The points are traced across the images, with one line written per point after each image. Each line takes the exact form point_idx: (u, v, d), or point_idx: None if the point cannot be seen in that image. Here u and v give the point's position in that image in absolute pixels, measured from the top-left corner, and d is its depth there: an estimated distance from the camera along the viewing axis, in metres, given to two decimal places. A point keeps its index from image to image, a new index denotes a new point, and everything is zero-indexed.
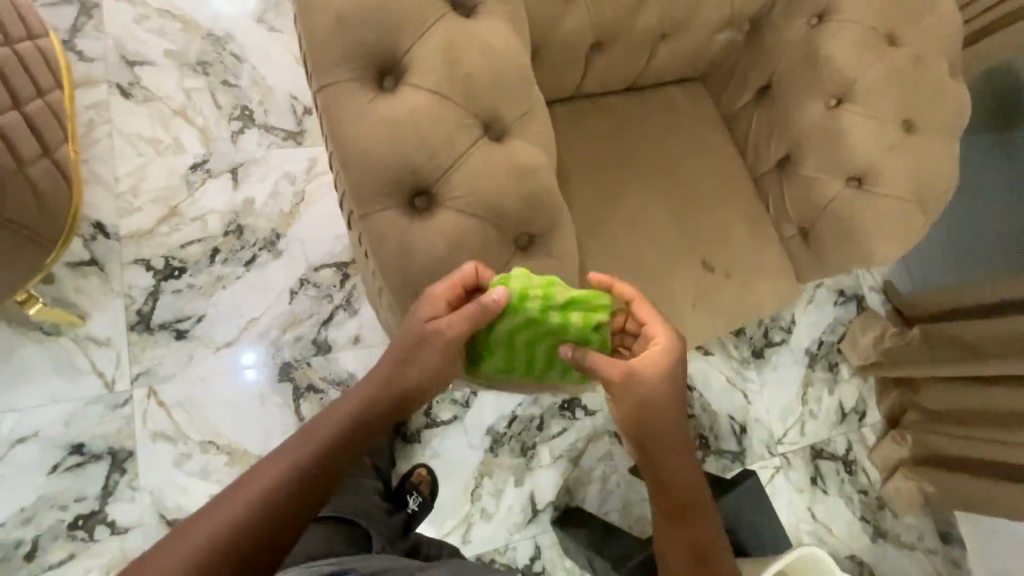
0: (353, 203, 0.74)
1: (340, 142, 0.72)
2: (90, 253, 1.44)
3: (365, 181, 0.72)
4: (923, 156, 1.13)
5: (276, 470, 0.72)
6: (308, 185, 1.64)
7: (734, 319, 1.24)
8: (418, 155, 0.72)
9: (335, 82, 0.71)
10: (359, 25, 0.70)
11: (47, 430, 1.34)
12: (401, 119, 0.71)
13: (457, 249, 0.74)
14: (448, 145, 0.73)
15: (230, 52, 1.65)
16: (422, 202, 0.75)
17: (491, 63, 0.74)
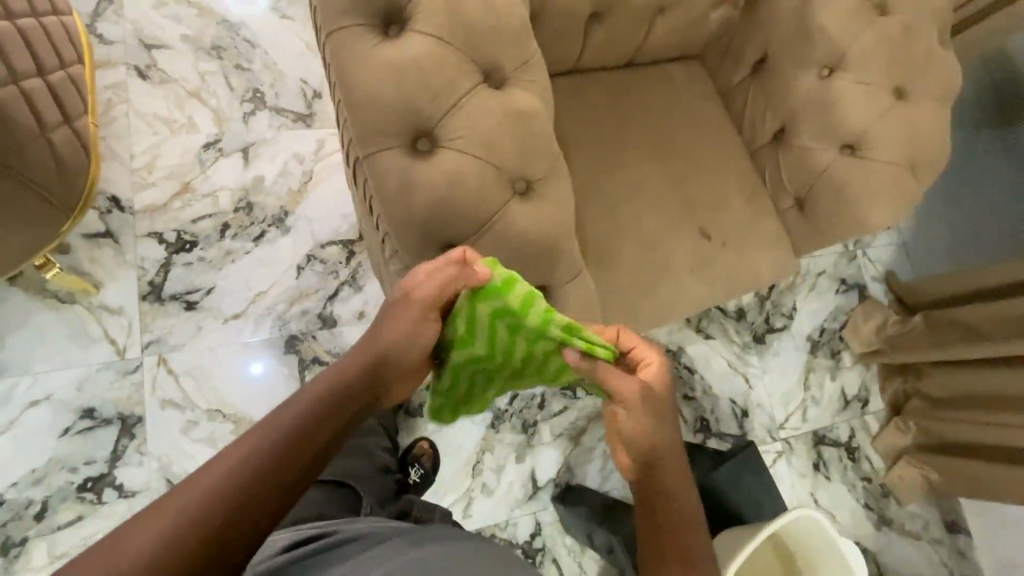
0: (358, 144, 0.77)
1: (347, 85, 0.76)
2: (105, 225, 1.49)
3: (370, 122, 0.76)
4: (913, 124, 1.16)
5: (247, 449, 0.65)
6: (316, 165, 1.68)
7: (731, 286, 1.26)
8: (421, 97, 0.76)
9: (342, 27, 0.75)
10: None
11: (60, 394, 1.37)
12: (405, 62, 0.74)
13: (457, 188, 0.77)
14: (450, 88, 0.76)
15: (244, 38, 1.71)
16: (424, 145, 0.78)
17: (490, 12, 0.78)
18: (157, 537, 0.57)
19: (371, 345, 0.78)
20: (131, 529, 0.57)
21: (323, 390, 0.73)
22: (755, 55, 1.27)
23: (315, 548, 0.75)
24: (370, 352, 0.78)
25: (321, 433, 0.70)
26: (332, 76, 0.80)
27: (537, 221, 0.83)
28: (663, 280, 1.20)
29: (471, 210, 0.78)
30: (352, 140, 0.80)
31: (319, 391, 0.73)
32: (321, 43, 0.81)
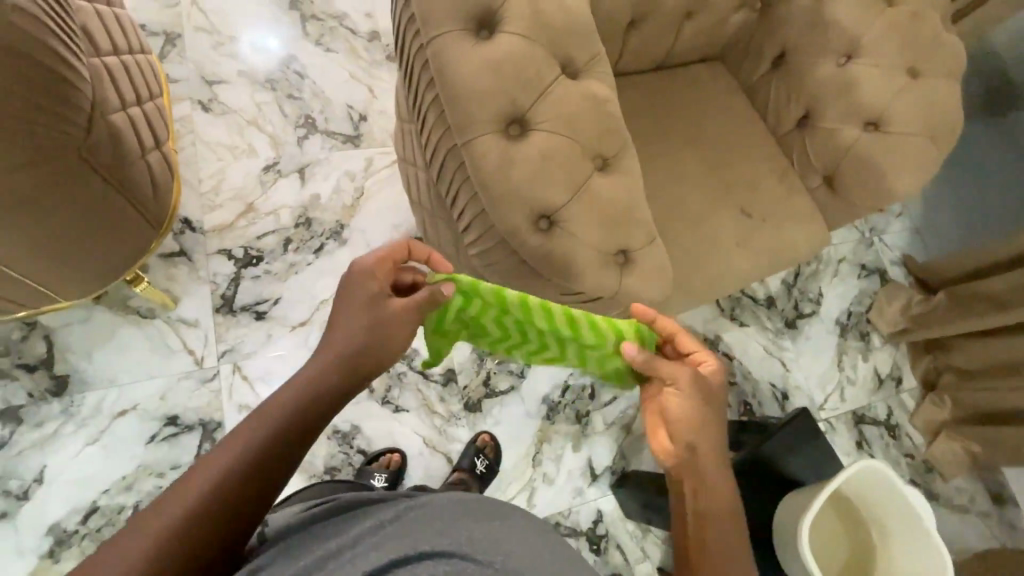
0: (457, 131, 0.88)
1: (448, 80, 0.86)
2: (179, 245, 1.60)
3: (471, 111, 0.86)
4: (927, 99, 1.28)
5: (232, 452, 0.72)
6: (367, 181, 1.80)
7: (774, 259, 1.35)
8: (513, 89, 0.87)
9: (441, 31, 0.87)
10: None
11: (145, 404, 1.45)
12: (499, 59, 0.86)
13: (547, 165, 0.88)
14: (536, 81, 0.88)
15: (294, 71, 1.85)
16: (513, 130, 0.89)
17: (565, 14, 0.90)
18: (142, 551, 0.63)
19: (346, 343, 0.84)
20: (130, 533, 0.65)
21: (303, 389, 0.80)
22: (775, 51, 1.39)
23: (320, 509, 0.76)
24: (346, 347, 0.84)
25: (303, 428, 0.78)
26: (428, 76, 0.91)
27: (616, 192, 0.93)
28: (711, 254, 1.29)
29: (561, 184, 0.89)
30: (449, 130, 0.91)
31: (299, 389, 0.80)
32: (416, 50, 0.92)
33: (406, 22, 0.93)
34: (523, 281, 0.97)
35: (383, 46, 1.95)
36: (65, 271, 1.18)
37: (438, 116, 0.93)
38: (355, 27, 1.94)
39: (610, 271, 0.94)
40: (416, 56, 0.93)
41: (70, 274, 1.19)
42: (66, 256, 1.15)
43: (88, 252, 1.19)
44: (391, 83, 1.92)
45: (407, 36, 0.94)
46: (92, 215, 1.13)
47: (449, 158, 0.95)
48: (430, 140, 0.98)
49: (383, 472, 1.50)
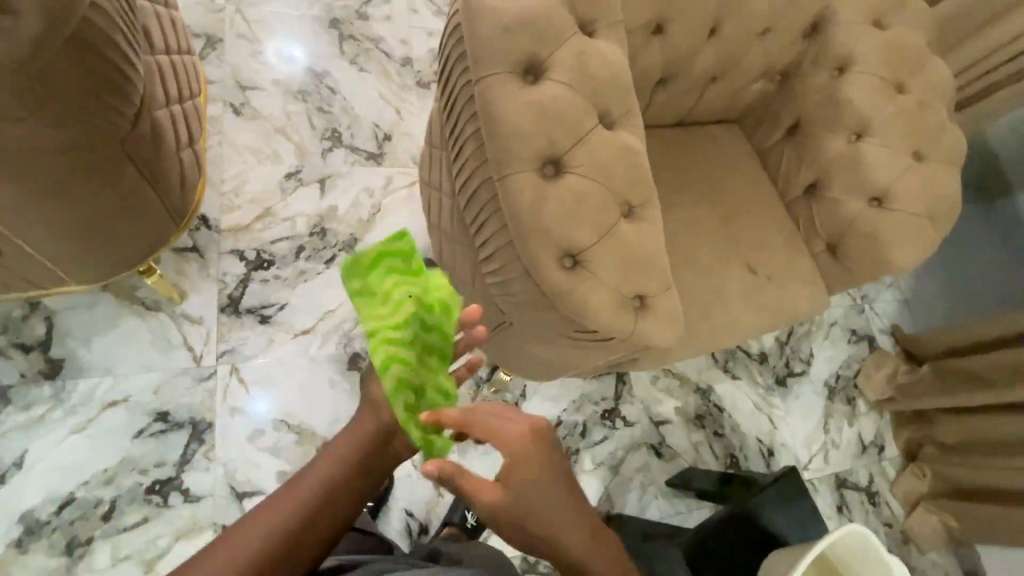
0: (496, 165, 0.92)
1: (493, 118, 0.91)
2: (193, 241, 1.61)
3: (512, 148, 0.90)
4: (927, 183, 1.36)
5: (278, 517, 0.72)
6: (384, 199, 1.82)
7: (775, 317, 1.39)
8: (554, 132, 0.92)
9: (490, 70, 0.91)
10: (516, 32, 0.91)
11: (137, 396, 1.43)
12: (544, 105, 0.91)
13: (578, 207, 0.92)
14: (574, 128, 0.93)
15: (327, 85, 1.90)
16: (550, 170, 0.93)
17: (607, 69, 0.96)
18: None
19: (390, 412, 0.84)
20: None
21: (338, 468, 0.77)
22: (790, 121, 1.47)
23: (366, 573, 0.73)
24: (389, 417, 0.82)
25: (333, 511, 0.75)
26: (473, 110, 0.96)
27: (637, 237, 0.97)
28: (717, 307, 1.34)
29: (589, 225, 0.93)
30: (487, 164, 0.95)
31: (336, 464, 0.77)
32: (462, 86, 0.97)
33: (455, 57, 0.98)
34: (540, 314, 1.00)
35: (414, 71, 2.01)
36: (82, 253, 1.19)
37: (477, 150, 0.97)
38: (390, 52, 2.00)
39: (626, 313, 0.97)
40: (462, 90, 0.97)
41: (84, 257, 1.20)
42: (87, 239, 1.16)
43: (108, 238, 1.21)
44: (418, 107, 1.97)
45: (455, 70, 0.99)
46: (121, 203, 1.15)
47: (482, 189, 0.98)
48: (465, 170, 1.02)
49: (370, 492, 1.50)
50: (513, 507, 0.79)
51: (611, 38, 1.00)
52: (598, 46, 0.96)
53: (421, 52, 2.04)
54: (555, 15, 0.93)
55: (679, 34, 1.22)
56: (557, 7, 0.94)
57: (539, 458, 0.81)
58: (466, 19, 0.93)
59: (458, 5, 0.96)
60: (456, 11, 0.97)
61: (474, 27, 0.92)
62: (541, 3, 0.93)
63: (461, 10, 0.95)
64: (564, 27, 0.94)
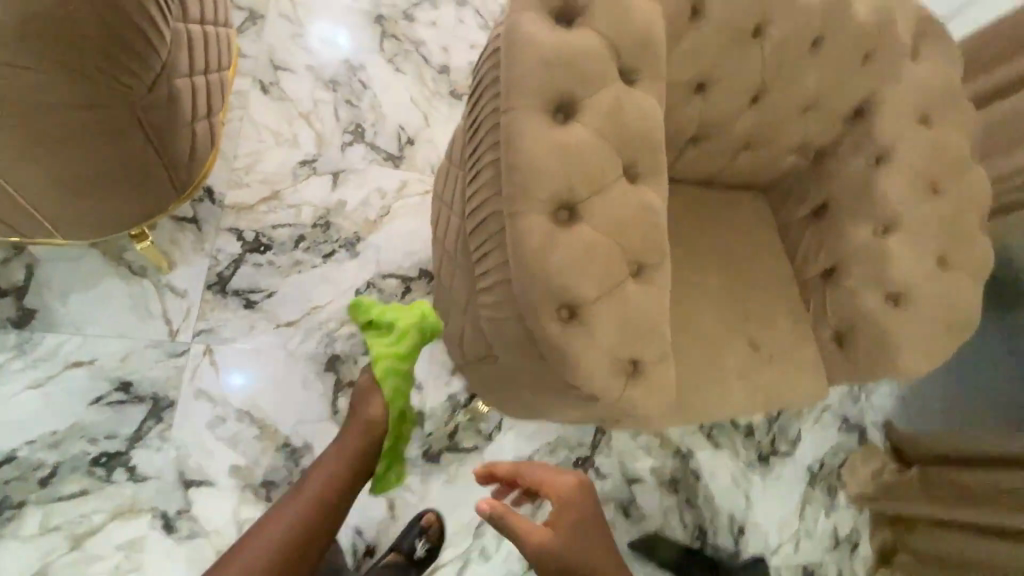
0: (509, 201, 0.87)
1: (514, 152, 0.87)
2: (194, 212, 1.57)
3: (528, 186, 0.86)
4: (948, 292, 1.31)
5: (314, 489, 1.22)
6: (395, 202, 1.78)
7: (769, 400, 1.34)
8: (575, 178, 0.88)
9: (522, 102, 0.87)
10: (554, 70, 0.88)
11: (103, 361, 1.38)
12: (570, 148, 0.87)
13: (586, 259, 0.87)
14: (597, 176, 0.89)
15: (360, 79, 1.88)
16: (564, 216, 0.89)
17: (641, 123, 0.92)
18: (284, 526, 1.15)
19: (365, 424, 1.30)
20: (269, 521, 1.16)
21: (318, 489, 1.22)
22: (817, 201, 1.42)
23: None
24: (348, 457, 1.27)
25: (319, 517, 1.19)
26: (496, 139, 0.92)
27: (642, 300, 0.92)
28: (712, 379, 1.28)
29: (594, 281, 0.88)
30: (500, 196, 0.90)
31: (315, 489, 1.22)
32: (489, 111, 0.93)
33: (487, 80, 0.94)
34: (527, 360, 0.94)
35: (449, 81, 1.98)
36: (73, 209, 1.15)
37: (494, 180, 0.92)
38: (429, 57, 1.98)
39: (615, 378, 0.92)
40: (489, 116, 0.93)
41: (73, 213, 1.15)
42: (80, 197, 1.12)
43: (103, 199, 1.16)
44: (446, 117, 1.93)
45: (485, 94, 0.95)
46: (123, 166, 1.11)
47: (491, 221, 0.94)
48: (477, 197, 0.97)
49: None
50: (558, 545, 1.06)
51: (650, 90, 0.95)
52: (636, 96, 0.92)
53: (460, 62, 2.01)
54: (598, 56, 0.89)
55: (721, 96, 1.18)
56: (602, 49, 0.90)
57: (580, 504, 1.10)
58: (507, 46, 0.89)
59: (501, 29, 0.93)
60: (498, 34, 0.93)
61: (514, 55, 0.88)
62: (586, 43, 0.89)
63: (503, 35, 0.91)
64: (605, 71, 0.90)
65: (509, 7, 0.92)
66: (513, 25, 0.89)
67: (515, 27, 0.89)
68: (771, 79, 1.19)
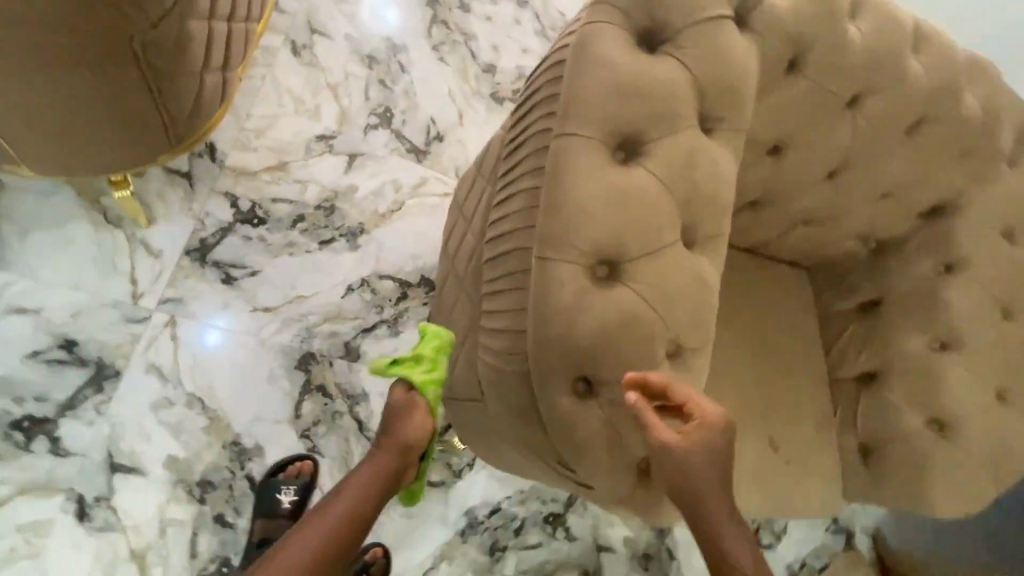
0: (544, 243, 0.74)
1: (561, 188, 0.73)
2: (189, 167, 1.43)
3: (568, 231, 0.72)
4: (996, 430, 1.17)
5: (343, 507, 0.96)
6: (410, 199, 1.63)
7: (778, 507, 1.18)
8: (627, 233, 0.73)
9: (583, 131, 0.74)
10: (626, 100, 0.74)
11: (51, 313, 1.25)
12: (629, 196, 0.73)
13: (617, 329, 0.73)
14: (651, 235, 0.74)
15: (399, 61, 1.74)
16: (605, 273, 0.75)
17: (712, 181, 0.78)
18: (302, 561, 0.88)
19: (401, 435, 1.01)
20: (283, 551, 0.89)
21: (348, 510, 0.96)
22: (870, 296, 1.27)
23: None
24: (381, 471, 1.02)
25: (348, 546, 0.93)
26: (542, 165, 0.78)
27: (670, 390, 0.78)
28: None
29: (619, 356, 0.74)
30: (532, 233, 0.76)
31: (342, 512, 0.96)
32: (540, 129, 0.79)
33: (544, 94, 0.80)
34: (523, 428, 0.80)
35: (493, 81, 1.84)
36: (45, 123, 1.03)
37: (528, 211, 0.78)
38: (477, 53, 1.84)
39: (624, 472, 0.77)
40: (538, 136, 0.79)
41: (42, 126, 1.03)
42: (60, 114, 1.01)
43: (77, 120, 1.04)
44: (482, 119, 1.79)
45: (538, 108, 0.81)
46: (102, 88, 0.98)
47: (514, 258, 0.80)
48: (504, 225, 0.82)
49: (292, 485, 1.30)
50: (699, 469, 0.72)
51: (729, 146, 0.81)
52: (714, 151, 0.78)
53: (508, 64, 1.87)
54: (682, 96, 0.75)
55: (796, 164, 1.03)
56: (687, 88, 0.76)
57: (726, 446, 0.74)
58: (577, 63, 0.76)
59: (572, 38, 0.79)
60: (566, 44, 0.79)
61: (584, 75, 0.74)
62: (672, 78, 0.75)
63: (574, 47, 0.77)
64: (684, 113, 0.76)
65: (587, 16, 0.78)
66: (588, 38, 0.76)
67: (591, 41, 0.75)
68: (855, 157, 1.05)
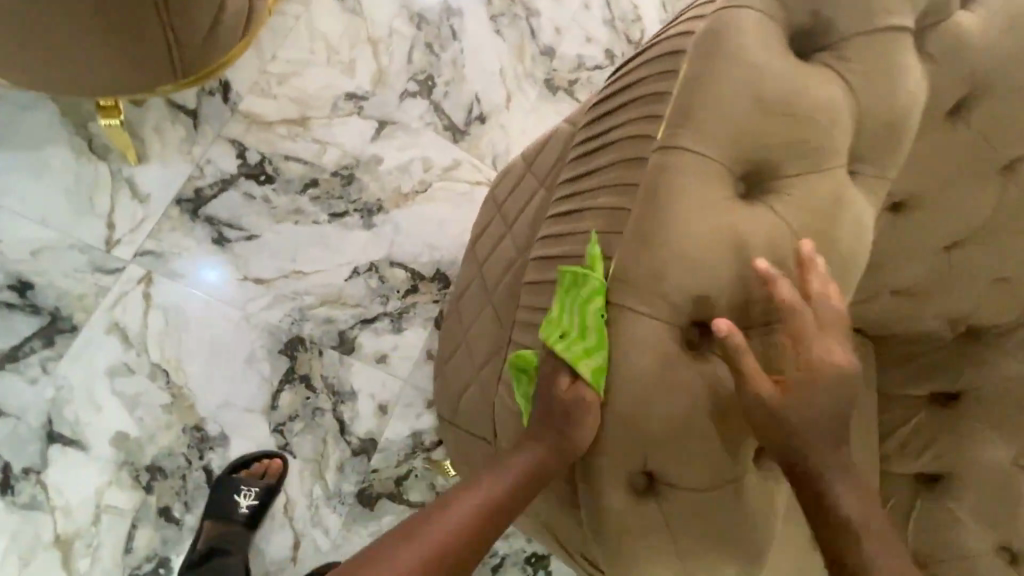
0: (623, 287, 0.58)
1: (655, 220, 0.57)
2: (196, 104, 1.25)
3: (655, 278, 0.56)
4: None
5: (449, 524, 0.61)
6: (438, 182, 1.44)
7: None
8: (731, 295, 0.57)
9: (695, 154, 0.57)
10: (764, 122, 0.55)
11: (8, 247, 1.09)
12: (742, 247, 0.56)
13: (699, 416, 0.57)
14: (761, 301, 0.58)
15: (451, 25, 1.54)
16: (698, 340, 0.59)
17: (847, 243, 0.60)
18: None
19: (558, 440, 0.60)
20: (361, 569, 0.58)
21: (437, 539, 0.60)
22: None
23: None
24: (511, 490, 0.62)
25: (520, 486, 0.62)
26: (634, 179, 0.61)
27: (745, 492, 0.62)
28: None
29: (695, 450, 0.58)
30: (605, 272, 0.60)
31: (430, 537, 0.60)
32: (636, 134, 0.62)
33: (646, 89, 0.63)
34: (551, 499, 0.66)
35: (550, 67, 1.64)
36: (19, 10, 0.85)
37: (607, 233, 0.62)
38: (537, 32, 1.65)
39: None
40: (632, 141, 0.62)
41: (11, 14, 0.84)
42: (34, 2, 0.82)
43: (67, 22, 0.87)
44: (532, 106, 1.59)
45: (635, 105, 0.64)
46: None
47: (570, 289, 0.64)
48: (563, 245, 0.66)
49: (253, 487, 1.13)
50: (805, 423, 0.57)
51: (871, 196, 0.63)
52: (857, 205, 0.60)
53: (569, 51, 1.67)
54: (837, 126, 0.57)
55: (916, 226, 0.85)
56: (845, 118, 0.57)
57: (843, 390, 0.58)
58: (702, 62, 0.58)
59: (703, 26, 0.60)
60: (688, 30, 0.62)
61: (709, 80, 0.57)
62: (825, 103, 0.57)
63: (700, 38, 0.59)
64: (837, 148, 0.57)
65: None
66: (721, 31, 0.58)
67: (725, 36, 0.58)
68: (983, 228, 0.87)
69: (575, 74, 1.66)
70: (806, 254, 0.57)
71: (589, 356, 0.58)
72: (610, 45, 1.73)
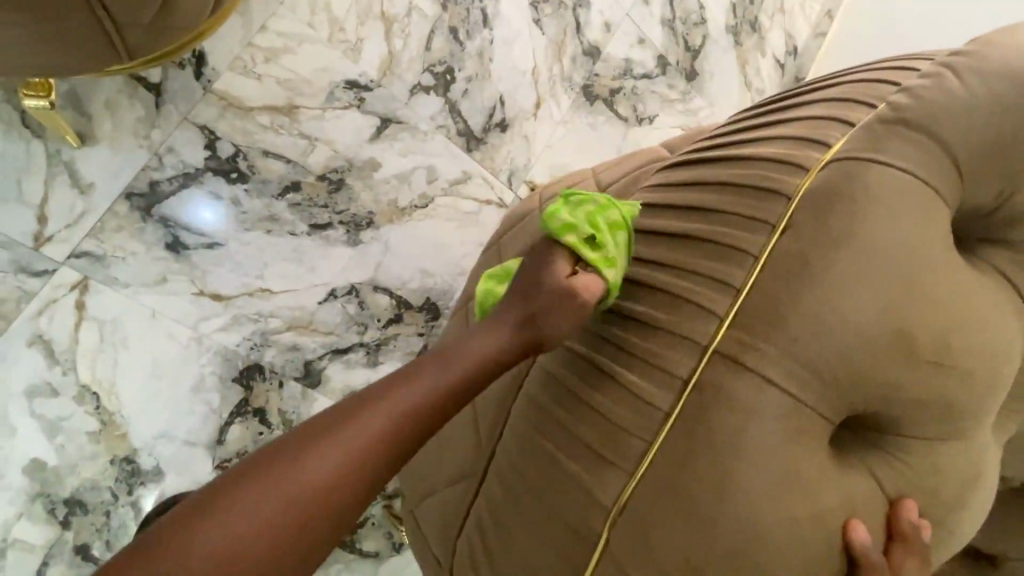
0: (668, 474, 0.53)
1: (737, 423, 0.53)
2: (160, 79, 1.05)
3: (719, 484, 0.52)
4: None
5: (432, 383, 0.58)
6: (442, 197, 1.23)
7: None
8: (774, 511, 0.53)
9: (793, 335, 0.52)
10: (865, 343, 0.52)
11: None
12: (804, 452, 0.53)
13: None
14: (817, 546, 0.54)
15: (483, 8, 1.28)
16: (737, 554, 0.53)
17: (926, 480, 0.58)
18: (362, 440, 0.54)
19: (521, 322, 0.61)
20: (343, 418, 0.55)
21: (359, 459, 0.54)
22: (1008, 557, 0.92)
23: None
24: (432, 397, 0.57)
25: (465, 385, 0.59)
26: (677, 369, 0.55)
27: None
28: None
29: None
30: (635, 464, 0.54)
31: (445, 375, 0.58)
32: (699, 300, 0.55)
33: (723, 233, 0.57)
34: (552, 504, 0.57)
35: (591, 70, 1.39)
36: None
37: (637, 414, 0.55)
38: (583, 26, 1.38)
39: None
40: (691, 306, 0.56)
41: None
42: None
43: None
44: (564, 117, 1.36)
45: (705, 250, 0.57)
46: None
47: (593, 443, 0.56)
48: (597, 389, 0.58)
49: None
50: None
51: (959, 434, 0.58)
52: (951, 427, 0.57)
53: (617, 53, 1.42)
54: (974, 350, 0.55)
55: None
56: (960, 349, 0.54)
57: None
58: (823, 219, 0.54)
59: (820, 180, 0.55)
60: (797, 173, 0.56)
61: (841, 250, 0.53)
62: (975, 319, 0.55)
63: (813, 188, 0.55)
64: (934, 382, 0.54)
65: (851, 148, 0.56)
66: (856, 187, 0.54)
67: (862, 197, 0.53)
68: None
69: (619, 82, 1.42)
70: (901, 516, 0.56)
71: (611, 266, 0.59)
72: (663, 52, 1.48)
